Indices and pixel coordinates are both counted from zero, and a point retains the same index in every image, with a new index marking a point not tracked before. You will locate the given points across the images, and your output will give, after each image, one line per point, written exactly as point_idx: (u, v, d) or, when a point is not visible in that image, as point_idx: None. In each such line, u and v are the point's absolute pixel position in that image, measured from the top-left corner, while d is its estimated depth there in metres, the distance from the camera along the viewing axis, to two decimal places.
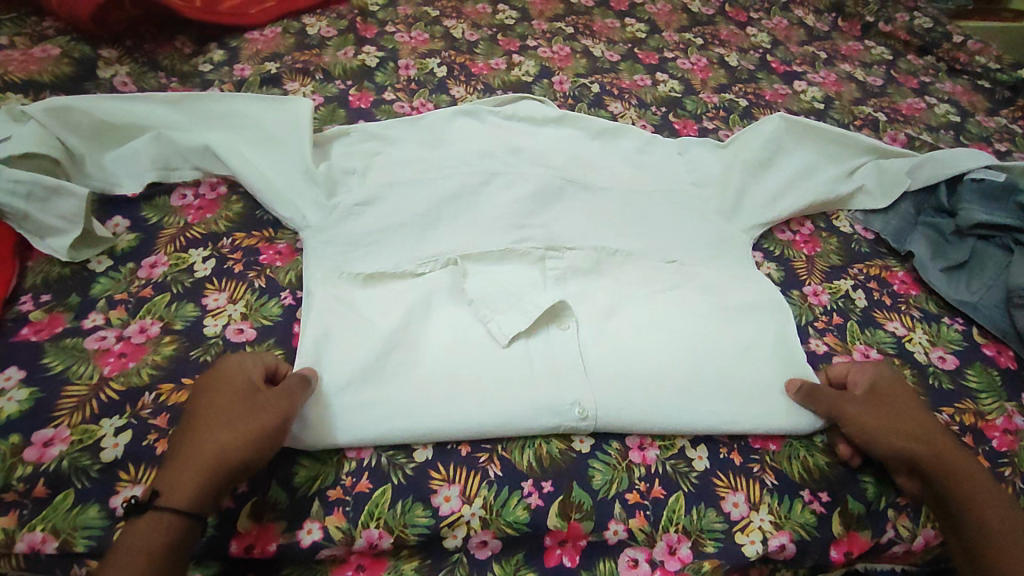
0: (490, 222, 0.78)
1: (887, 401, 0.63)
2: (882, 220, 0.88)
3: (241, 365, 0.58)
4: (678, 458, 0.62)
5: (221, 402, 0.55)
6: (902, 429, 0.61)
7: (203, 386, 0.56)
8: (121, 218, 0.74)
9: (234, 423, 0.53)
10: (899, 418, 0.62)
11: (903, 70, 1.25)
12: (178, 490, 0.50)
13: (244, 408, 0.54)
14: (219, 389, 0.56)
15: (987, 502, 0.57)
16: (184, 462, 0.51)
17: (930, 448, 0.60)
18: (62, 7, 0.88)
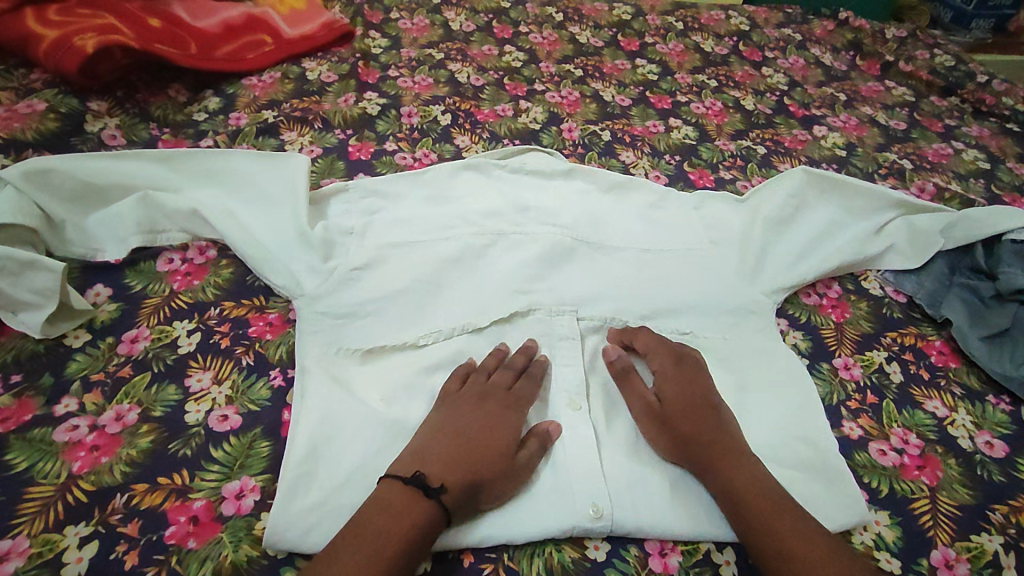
0: (497, 289, 0.73)
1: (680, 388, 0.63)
2: (915, 281, 0.83)
3: (508, 380, 0.63)
4: (703, 566, 0.56)
5: (489, 413, 0.59)
6: (687, 425, 0.60)
7: (473, 394, 0.61)
8: (103, 287, 0.70)
9: (493, 438, 0.57)
10: (689, 406, 0.61)
11: (926, 113, 1.20)
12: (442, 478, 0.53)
13: (500, 424, 0.59)
14: (493, 398, 0.61)
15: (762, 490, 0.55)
16: (445, 455, 0.55)
17: (707, 445, 0.58)
18: (49, 58, 0.84)
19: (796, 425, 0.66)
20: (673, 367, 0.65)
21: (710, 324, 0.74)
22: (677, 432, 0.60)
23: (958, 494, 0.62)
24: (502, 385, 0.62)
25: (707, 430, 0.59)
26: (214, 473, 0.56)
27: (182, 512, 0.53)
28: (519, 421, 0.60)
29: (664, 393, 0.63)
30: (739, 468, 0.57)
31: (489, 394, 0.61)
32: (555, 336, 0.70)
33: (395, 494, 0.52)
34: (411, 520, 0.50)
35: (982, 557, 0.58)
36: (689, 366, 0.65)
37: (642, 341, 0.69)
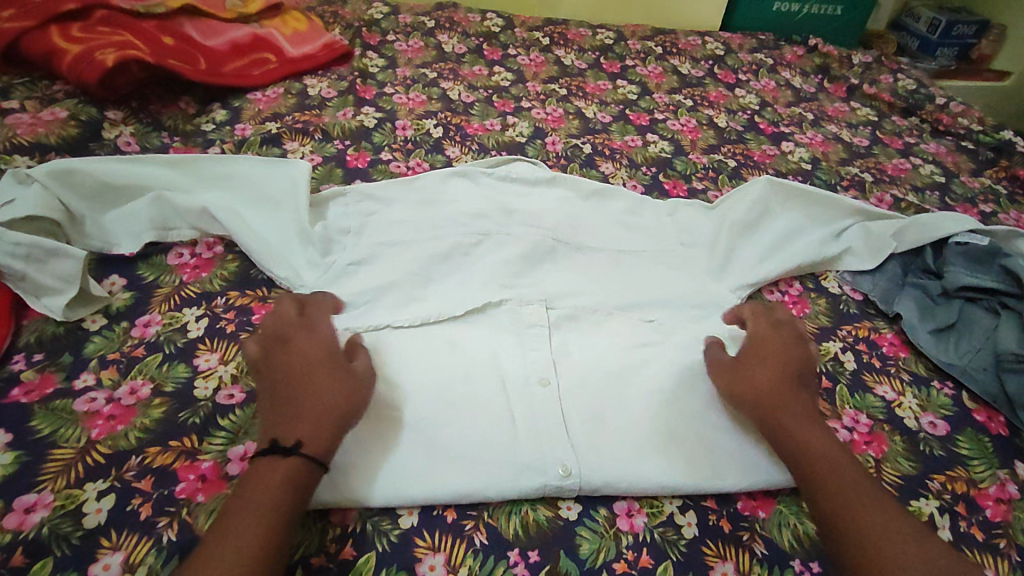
0: (480, 281, 0.80)
1: (777, 360, 0.69)
2: (871, 280, 0.90)
3: (292, 312, 0.67)
4: (667, 525, 0.61)
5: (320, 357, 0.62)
6: (752, 377, 0.67)
7: (273, 336, 0.64)
8: (118, 277, 0.75)
9: (310, 372, 0.61)
10: (771, 362, 0.69)
11: (888, 131, 1.29)
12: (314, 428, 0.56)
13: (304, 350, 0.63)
14: (290, 332, 0.64)
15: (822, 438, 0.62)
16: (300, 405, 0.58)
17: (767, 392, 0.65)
18: (71, 70, 0.91)
19: None
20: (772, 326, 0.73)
21: (678, 316, 0.81)
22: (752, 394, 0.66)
23: (901, 465, 0.68)
24: (286, 317, 0.66)
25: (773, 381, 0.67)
26: (220, 438, 0.61)
27: (191, 471, 0.58)
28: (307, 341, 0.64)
29: (751, 361, 0.69)
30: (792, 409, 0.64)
31: (284, 332, 0.64)
32: (523, 324, 0.76)
33: (264, 466, 0.53)
34: (297, 474, 0.53)
35: (920, 518, 0.63)
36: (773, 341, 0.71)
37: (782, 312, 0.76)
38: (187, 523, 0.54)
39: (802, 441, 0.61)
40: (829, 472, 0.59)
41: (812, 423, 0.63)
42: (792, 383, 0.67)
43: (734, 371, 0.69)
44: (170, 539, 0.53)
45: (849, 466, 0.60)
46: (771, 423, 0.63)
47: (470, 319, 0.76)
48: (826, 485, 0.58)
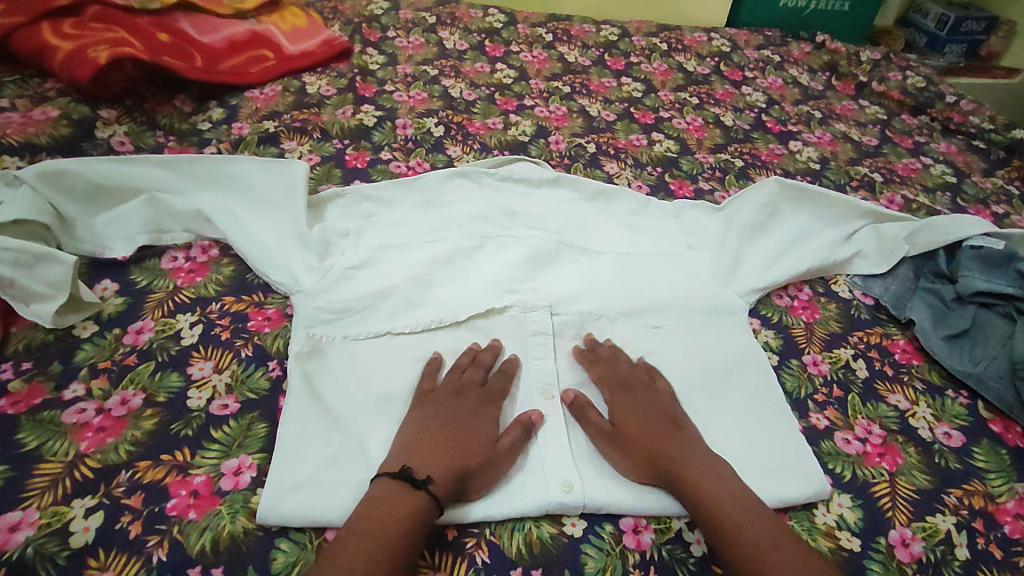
0: (482, 286, 0.77)
1: (636, 409, 0.66)
2: (882, 284, 0.88)
3: (480, 377, 0.68)
4: (674, 542, 0.60)
5: (464, 410, 0.65)
6: (646, 436, 0.64)
7: (446, 391, 0.66)
8: (110, 282, 0.73)
9: (477, 434, 0.63)
10: (644, 419, 0.65)
11: (897, 130, 1.26)
12: (432, 465, 0.58)
13: (480, 417, 0.65)
14: (467, 394, 0.66)
15: (713, 479, 0.60)
16: (421, 448, 0.60)
17: (660, 452, 0.62)
18: (63, 67, 0.89)
19: (759, 415, 0.70)
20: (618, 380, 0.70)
21: (686, 322, 0.79)
22: (638, 452, 0.63)
23: (916, 479, 0.67)
24: (474, 380, 0.68)
25: (654, 436, 0.63)
26: (213, 452, 0.60)
27: (183, 486, 0.57)
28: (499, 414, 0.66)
29: (620, 415, 0.66)
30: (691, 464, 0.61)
31: (464, 390, 0.66)
32: (527, 331, 0.74)
33: (395, 490, 0.55)
34: (426, 505, 0.55)
35: (935, 536, 0.62)
36: (639, 387, 0.69)
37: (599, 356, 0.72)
38: (178, 542, 0.54)
39: (710, 499, 0.58)
40: (740, 531, 0.56)
41: (701, 465, 0.61)
42: (679, 438, 0.64)
43: (616, 427, 0.65)
44: (161, 559, 0.53)
45: (744, 504, 0.58)
46: (674, 479, 0.60)
47: (471, 326, 0.74)
48: (724, 531, 0.56)
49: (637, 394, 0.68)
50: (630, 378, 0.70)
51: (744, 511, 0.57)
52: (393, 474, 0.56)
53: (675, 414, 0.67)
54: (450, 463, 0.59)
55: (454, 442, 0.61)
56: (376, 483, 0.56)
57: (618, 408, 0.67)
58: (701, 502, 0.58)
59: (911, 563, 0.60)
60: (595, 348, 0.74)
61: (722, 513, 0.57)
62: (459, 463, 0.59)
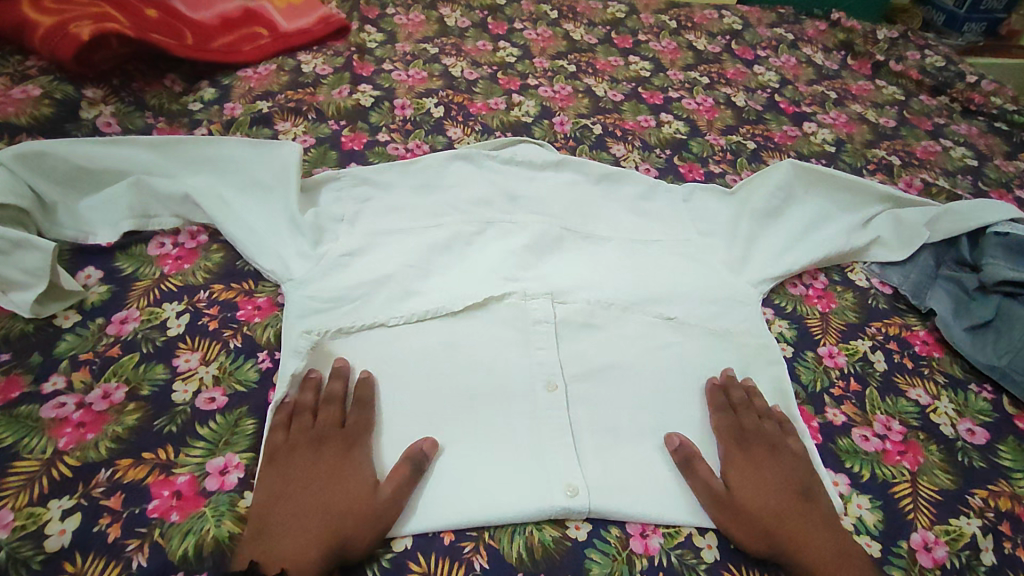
0: (483, 274, 0.74)
1: (757, 474, 0.61)
2: (901, 272, 0.84)
3: (336, 419, 0.61)
4: (684, 547, 0.58)
5: (326, 463, 0.57)
6: (766, 510, 0.58)
7: (304, 444, 0.58)
8: (94, 269, 0.70)
9: (340, 486, 0.56)
10: (766, 489, 0.60)
11: (916, 111, 1.21)
12: (292, 545, 0.51)
13: (344, 469, 0.57)
14: (329, 444, 0.59)
15: (845, 567, 0.55)
16: (278, 523, 0.53)
17: (785, 532, 0.56)
18: (44, 43, 0.85)
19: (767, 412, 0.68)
20: (738, 436, 0.64)
21: (696, 311, 0.75)
22: (755, 525, 0.57)
23: (938, 479, 0.64)
24: (332, 423, 0.60)
25: (780, 512, 0.58)
26: (198, 450, 0.57)
27: (166, 486, 0.54)
28: (366, 458, 0.59)
29: (736, 479, 0.61)
30: (819, 549, 0.56)
31: (326, 438, 0.59)
32: (528, 320, 0.71)
33: None
34: None
35: (960, 540, 0.59)
36: (760, 446, 0.63)
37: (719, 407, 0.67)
38: (160, 546, 0.51)
39: None
40: None
41: (828, 547, 0.56)
42: (807, 515, 0.58)
43: (731, 491, 0.59)
44: (141, 564, 0.50)
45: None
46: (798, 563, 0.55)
47: (470, 314, 0.71)
48: None
49: (761, 455, 0.63)
50: (753, 435, 0.64)
51: None
52: (242, 569, 0.49)
53: (802, 480, 0.61)
54: (314, 536, 0.52)
55: (316, 509, 0.54)
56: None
57: (738, 470, 0.61)
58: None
59: (934, 568, 0.57)
60: (725, 392, 0.68)
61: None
62: (322, 539, 0.52)
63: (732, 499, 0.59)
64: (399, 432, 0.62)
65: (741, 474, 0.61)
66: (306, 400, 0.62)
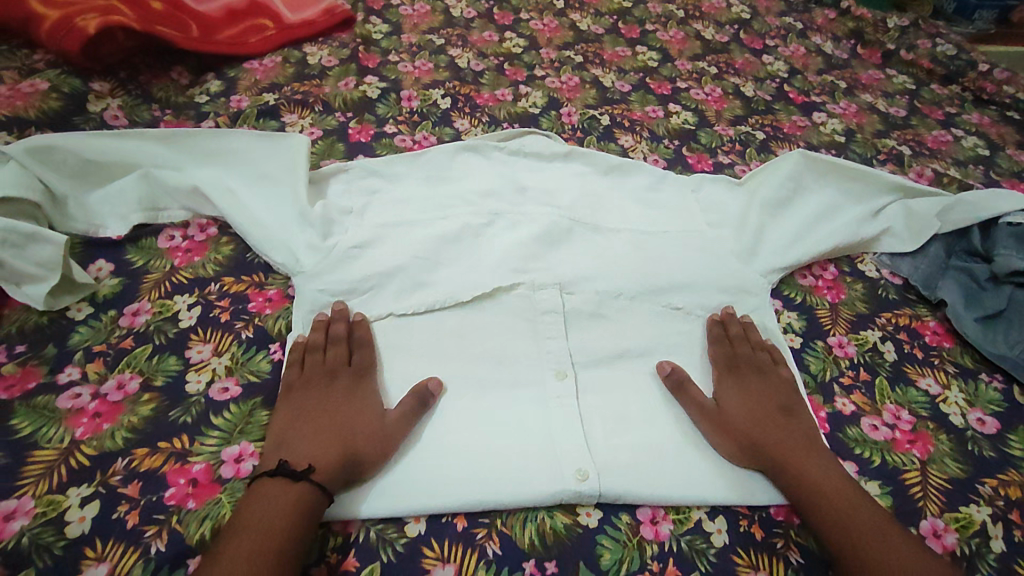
0: (492, 265, 0.74)
1: (747, 396, 0.66)
2: (911, 263, 0.83)
3: (345, 356, 0.65)
4: (695, 534, 0.58)
5: (340, 392, 0.62)
6: (745, 422, 0.63)
7: (318, 376, 0.63)
8: (104, 262, 0.70)
9: (355, 412, 0.61)
10: (749, 408, 0.65)
11: (927, 101, 1.20)
12: (313, 455, 0.56)
13: (356, 396, 0.62)
14: (341, 377, 0.63)
15: (821, 462, 0.60)
16: (299, 440, 0.57)
17: (762, 439, 0.62)
18: (51, 37, 0.85)
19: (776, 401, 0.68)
20: (727, 364, 0.69)
21: (705, 302, 0.75)
22: (737, 435, 0.63)
23: (948, 467, 0.64)
24: (341, 360, 0.64)
25: (760, 424, 0.63)
26: (213, 438, 0.58)
27: (182, 474, 0.55)
28: (376, 389, 0.64)
29: (727, 399, 0.66)
30: (794, 450, 0.61)
31: (338, 368, 0.64)
32: (536, 311, 0.71)
33: (273, 485, 0.53)
34: (308, 493, 0.53)
35: (970, 527, 0.59)
36: (751, 371, 0.68)
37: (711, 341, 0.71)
38: (177, 532, 0.52)
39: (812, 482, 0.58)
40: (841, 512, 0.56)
41: (805, 450, 0.61)
42: (784, 427, 0.63)
43: (723, 410, 0.65)
44: (159, 549, 0.51)
45: (846, 485, 0.58)
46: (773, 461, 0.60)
47: (479, 304, 0.71)
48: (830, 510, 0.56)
49: (752, 378, 0.68)
50: (745, 360, 0.69)
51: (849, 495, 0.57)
52: (272, 473, 0.53)
53: (787, 400, 0.66)
54: (332, 446, 0.57)
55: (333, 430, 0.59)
56: (255, 484, 0.53)
57: (726, 393, 0.66)
58: (808, 478, 0.59)
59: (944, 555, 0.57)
60: (722, 325, 0.72)
61: (827, 492, 0.57)
62: (343, 448, 0.57)
63: (725, 416, 0.64)
64: None
65: (727, 395, 0.66)
66: (316, 339, 0.65)
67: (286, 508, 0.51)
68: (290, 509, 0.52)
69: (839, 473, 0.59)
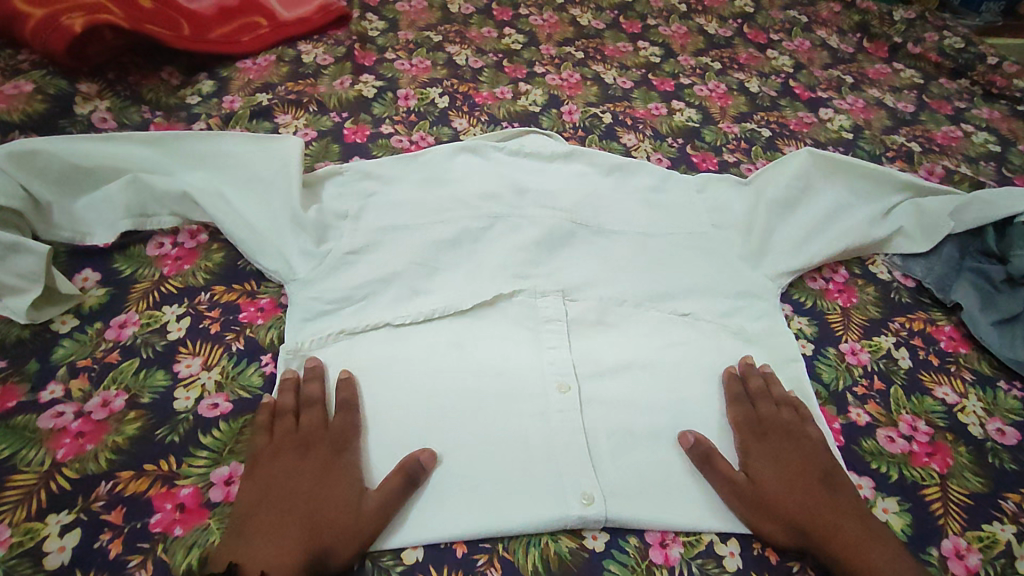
0: (492, 271, 0.72)
1: (777, 463, 0.59)
2: (924, 264, 0.80)
3: (318, 425, 0.58)
4: (705, 556, 0.55)
5: (313, 466, 0.55)
6: (783, 498, 0.57)
7: (288, 451, 0.56)
8: (91, 272, 0.68)
9: (329, 491, 0.54)
10: (783, 477, 0.58)
11: (935, 95, 1.17)
12: (275, 555, 0.49)
13: (332, 474, 0.55)
14: (315, 450, 0.56)
15: (871, 549, 0.53)
16: (262, 534, 0.50)
17: (803, 521, 0.55)
18: (36, 37, 0.83)
19: None
20: (754, 426, 0.62)
21: (711, 307, 0.73)
22: (774, 512, 0.56)
23: (969, 482, 0.61)
24: (314, 428, 0.58)
25: (801, 500, 0.56)
26: (202, 459, 0.55)
27: (169, 499, 0.53)
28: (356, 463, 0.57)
29: (754, 468, 0.59)
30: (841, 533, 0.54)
31: (314, 438, 0.57)
32: (538, 319, 0.69)
33: None
34: None
35: (994, 547, 0.57)
36: (779, 433, 0.62)
37: (732, 395, 0.65)
38: (163, 561, 0.50)
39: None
40: None
41: (853, 532, 0.54)
42: (826, 503, 0.56)
43: (751, 483, 0.58)
44: None
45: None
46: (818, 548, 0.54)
47: (479, 312, 0.69)
48: None
49: (780, 442, 0.61)
50: (770, 422, 0.62)
51: None
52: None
53: (822, 467, 0.59)
54: (300, 541, 0.50)
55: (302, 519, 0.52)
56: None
57: (755, 459, 0.60)
58: (858, 571, 0.52)
59: None
60: (743, 379, 0.66)
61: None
62: (311, 542, 0.50)
63: (754, 490, 0.57)
64: (408, 437, 0.60)
65: (755, 461, 0.60)
66: (285, 404, 0.59)
67: None
68: None
69: (897, 564, 0.52)
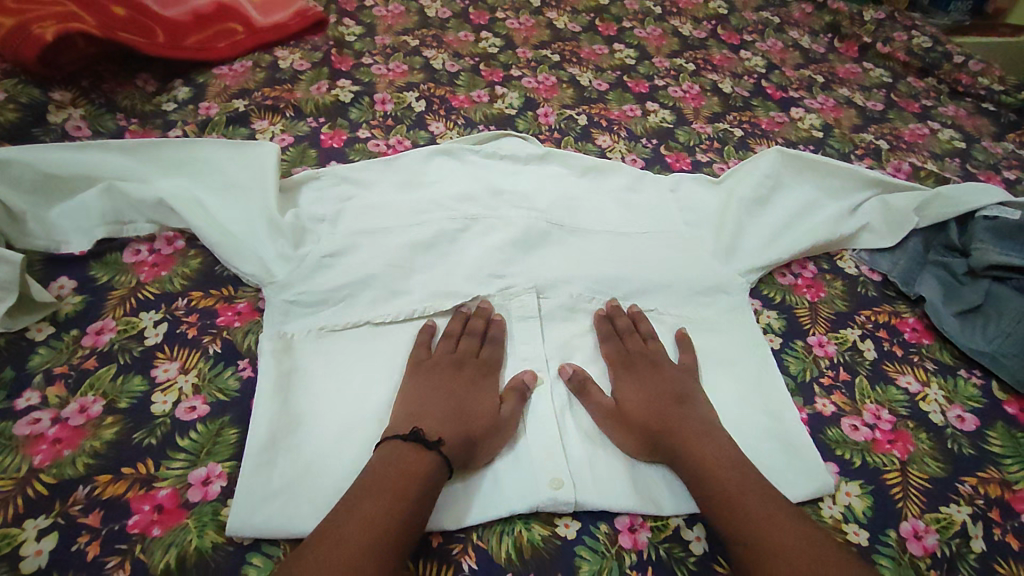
0: (467, 270, 0.73)
1: (644, 390, 0.64)
2: (890, 259, 0.83)
3: (474, 349, 0.67)
4: (672, 541, 0.57)
5: (465, 380, 0.64)
6: (648, 419, 0.62)
7: (447, 362, 0.65)
8: (67, 279, 0.69)
9: (478, 401, 0.63)
10: (650, 402, 0.63)
11: (903, 94, 1.20)
12: (440, 429, 0.58)
13: (481, 389, 0.64)
14: (468, 366, 0.66)
15: (713, 452, 0.58)
16: (428, 411, 0.60)
17: (668, 436, 0.60)
18: (6, 46, 0.83)
19: (758, 396, 0.67)
20: (620, 359, 0.68)
21: (679, 303, 0.75)
22: (639, 427, 0.61)
23: (928, 467, 0.64)
24: (471, 350, 0.67)
25: (667, 420, 0.61)
26: (179, 461, 0.56)
27: (147, 501, 0.53)
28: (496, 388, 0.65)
29: (623, 393, 0.65)
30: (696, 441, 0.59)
31: (464, 362, 0.66)
32: (513, 316, 0.71)
33: (404, 448, 0.55)
34: (436, 468, 0.55)
35: (950, 528, 0.59)
36: (645, 365, 0.67)
37: (601, 330, 0.71)
38: (141, 562, 0.50)
39: (712, 469, 0.57)
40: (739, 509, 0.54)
41: (703, 440, 0.59)
42: (684, 416, 0.62)
43: (616, 414, 0.63)
44: None
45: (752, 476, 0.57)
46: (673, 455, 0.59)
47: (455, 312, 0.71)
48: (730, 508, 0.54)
49: (646, 370, 0.67)
50: (638, 355, 0.68)
51: (755, 487, 0.55)
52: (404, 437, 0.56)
53: (684, 390, 0.64)
54: (461, 432, 0.59)
55: (462, 411, 0.61)
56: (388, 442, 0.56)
57: (626, 387, 0.65)
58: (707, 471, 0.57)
59: (924, 556, 0.57)
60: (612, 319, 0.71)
61: (722, 490, 0.55)
62: (466, 431, 0.59)
63: (621, 418, 0.62)
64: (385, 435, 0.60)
65: (624, 388, 0.65)
66: (454, 326, 0.68)
67: (406, 471, 0.54)
68: (407, 473, 0.54)
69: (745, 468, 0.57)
